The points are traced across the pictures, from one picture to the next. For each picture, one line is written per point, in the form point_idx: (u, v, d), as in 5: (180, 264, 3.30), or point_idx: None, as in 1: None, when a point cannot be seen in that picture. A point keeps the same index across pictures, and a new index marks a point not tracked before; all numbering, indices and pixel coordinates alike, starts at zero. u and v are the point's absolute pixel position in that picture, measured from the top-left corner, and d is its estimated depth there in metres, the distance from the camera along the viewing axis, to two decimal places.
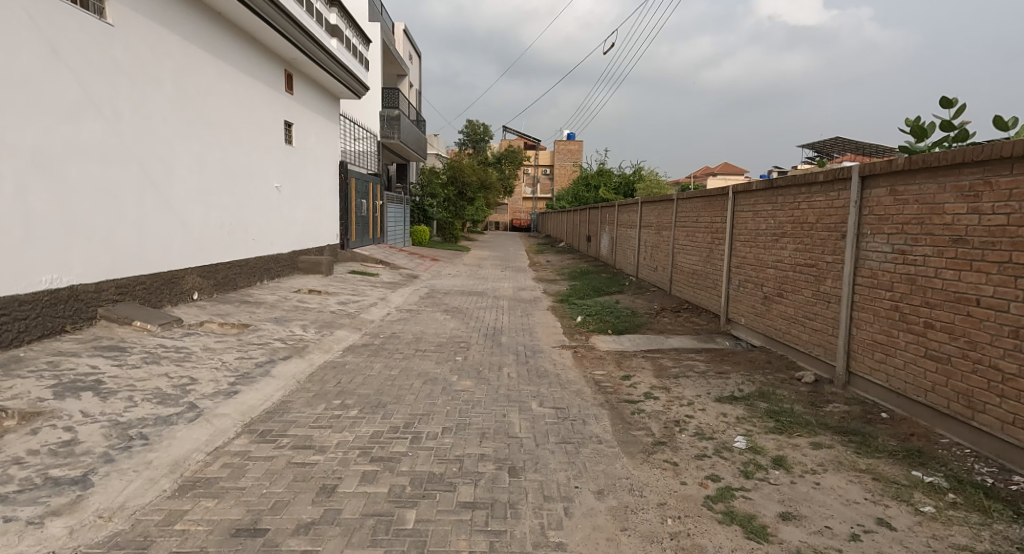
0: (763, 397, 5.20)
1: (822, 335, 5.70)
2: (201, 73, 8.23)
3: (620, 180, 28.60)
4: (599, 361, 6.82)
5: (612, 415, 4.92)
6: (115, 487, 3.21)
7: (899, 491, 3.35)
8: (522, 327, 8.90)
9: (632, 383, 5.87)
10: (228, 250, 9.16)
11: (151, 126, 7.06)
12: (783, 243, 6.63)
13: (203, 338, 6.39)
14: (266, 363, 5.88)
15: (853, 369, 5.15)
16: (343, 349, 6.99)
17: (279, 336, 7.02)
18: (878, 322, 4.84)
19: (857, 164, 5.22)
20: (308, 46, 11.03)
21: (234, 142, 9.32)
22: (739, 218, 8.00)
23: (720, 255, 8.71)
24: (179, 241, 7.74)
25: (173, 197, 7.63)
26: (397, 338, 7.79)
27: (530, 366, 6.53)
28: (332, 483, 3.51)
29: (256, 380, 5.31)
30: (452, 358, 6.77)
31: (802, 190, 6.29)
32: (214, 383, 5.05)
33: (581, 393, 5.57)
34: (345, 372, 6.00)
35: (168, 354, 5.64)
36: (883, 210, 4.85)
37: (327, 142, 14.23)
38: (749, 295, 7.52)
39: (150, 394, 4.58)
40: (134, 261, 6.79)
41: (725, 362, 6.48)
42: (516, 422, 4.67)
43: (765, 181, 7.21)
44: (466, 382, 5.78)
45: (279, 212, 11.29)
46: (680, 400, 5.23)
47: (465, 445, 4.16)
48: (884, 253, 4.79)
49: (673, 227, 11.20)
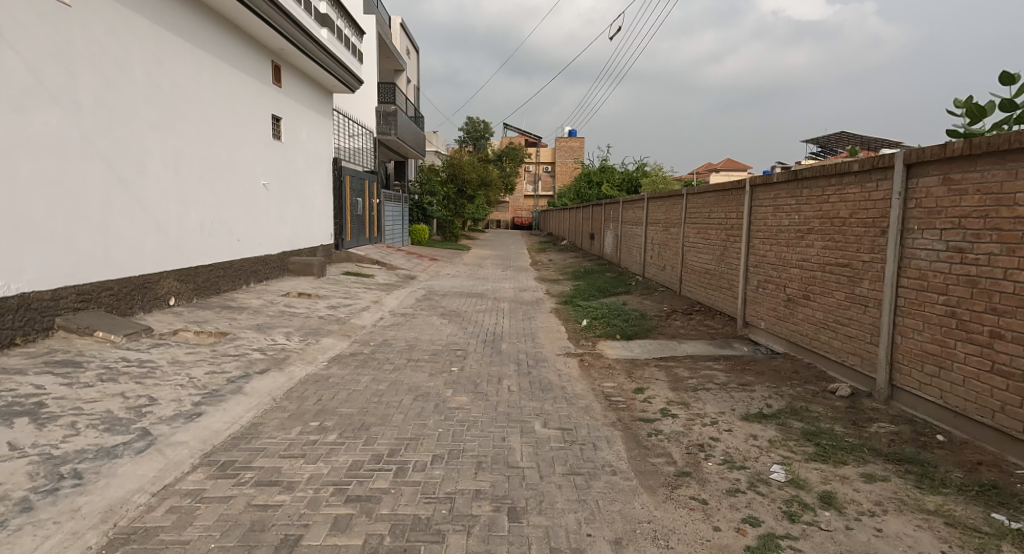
0: (797, 414, 4.61)
1: (858, 342, 5.13)
2: (176, 62, 7.65)
3: (623, 177, 28.05)
4: (608, 372, 6.21)
5: (626, 437, 4.33)
6: (23, 547, 2.63)
7: (983, 544, 2.74)
8: (524, 333, 8.30)
9: (646, 398, 5.27)
10: (209, 252, 8.59)
11: (117, 118, 6.48)
12: (810, 240, 6.04)
13: (173, 350, 5.81)
14: (239, 378, 5.28)
15: (898, 382, 4.58)
16: (328, 360, 6.40)
17: (258, 345, 6.43)
18: (928, 329, 4.26)
19: (900, 150, 4.65)
20: (296, 37, 10.45)
21: (215, 138, 8.74)
22: (757, 214, 7.39)
23: (736, 254, 8.11)
24: (151, 242, 7.16)
25: (146, 196, 7.06)
26: (389, 346, 7.18)
27: (533, 378, 5.94)
28: (296, 533, 2.93)
29: (225, 399, 4.73)
30: (448, 369, 6.18)
31: (832, 181, 5.70)
32: (176, 404, 4.46)
33: (590, 410, 4.98)
34: (328, 387, 5.41)
35: (129, 370, 5.05)
36: (934, 202, 4.25)
37: (320, 139, 13.66)
38: (769, 296, 6.93)
39: (97, 418, 4.01)
40: (99, 266, 6.22)
41: (747, 373, 5.88)
42: (517, 448, 4.09)
43: (787, 172, 6.58)
44: (461, 399, 5.18)
45: (266, 212, 10.72)
46: (702, 419, 4.64)
47: (458, 480, 3.57)
48: (937, 250, 4.20)
49: (683, 224, 10.59)
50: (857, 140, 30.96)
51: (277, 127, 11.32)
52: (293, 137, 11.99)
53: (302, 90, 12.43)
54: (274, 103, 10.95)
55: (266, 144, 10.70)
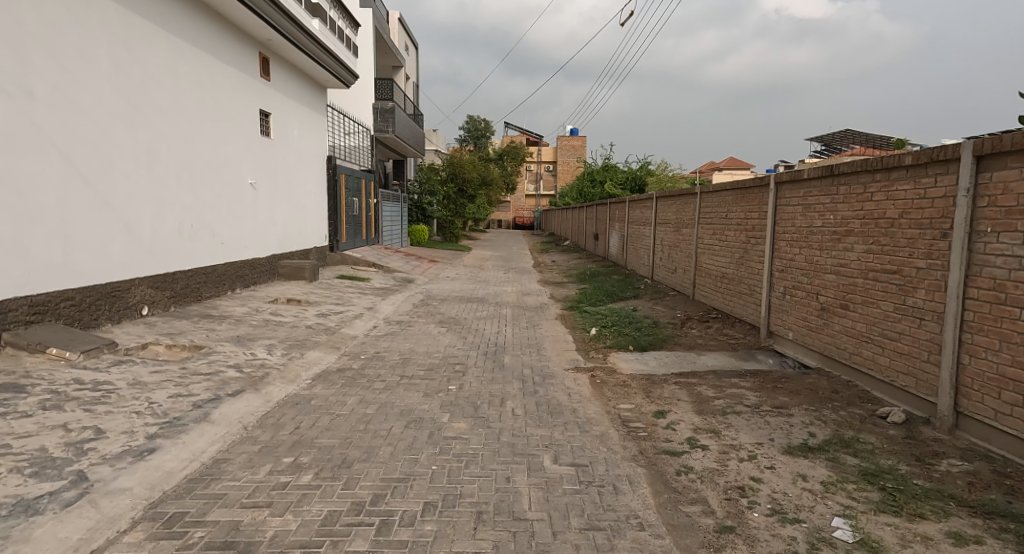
0: (848, 447, 3.97)
1: (910, 360, 4.51)
2: (149, 50, 7.03)
3: (626, 176, 27.25)
4: (622, 391, 5.56)
5: (652, 477, 3.69)
6: None
7: None
8: (528, 343, 7.65)
9: (669, 424, 4.62)
10: (188, 256, 7.95)
11: (78, 110, 5.86)
12: (848, 244, 5.40)
13: (136, 369, 5.16)
14: (207, 403, 4.64)
15: (964, 409, 3.96)
16: (311, 378, 5.76)
17: (235, 362, 5.79)
18: (1006, 349, 3.63)
19: (968, 140, 4.02)
20: (283, 26, 9.79)
21: (195, 133, 8.11)
22: (783, 214, 6.75)
23: (758, 257, 7.46)
24: (121, 247, 6.54)
25: (114, 195, 6.43)
26: (380, 360, 6.54)
27: (540, 398, 5.31)
28: None
29: (187, 430, 4.09)
30: (444, 388, 5.53)
31: (877, 177, 5.06)
32: (126, 438, 3.82)
33: (606, 439, 4.34)
34: (308, 412, 4.77)
35: (79, 395, 4.40)
36: (1014, 199, 3.63)
37: (313, 136, 13.02)
38: (798, 304, 6.30)
39: (26, 460, 3.37)
40: (57, 274, 5.61)
41: (779, 393, 5.24)
42: (525, 493, 3.44)
43: (819, 168, 5.94)
44: (459, 426, 4.54)
45: (253, 213, 10.09)
46: (737, 453, 4.00)
47: (453, 539, 2.95)
48: (1019, 256, 3.57)
49: (695, 224, 9.95)
50: (863, 137, 30.19)
51: (265, 123, 10.71)
52: (284, 134, 11.36)
53: (293, 84, 11.81)
54: (262, 97, 10.34)
55: (254, 141, 10.07)
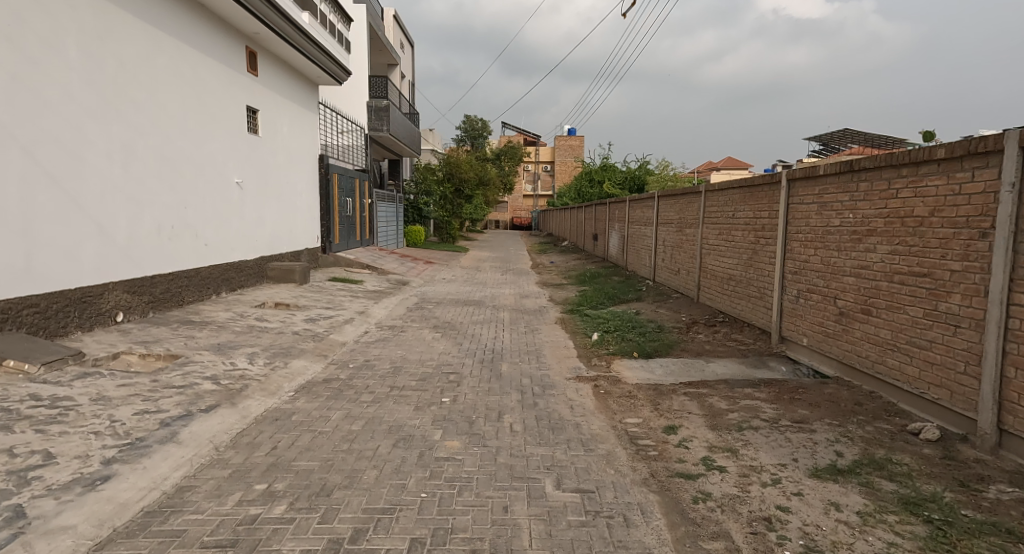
0: (882, 469, 3.59)
1: (943, 371, 4.14)
2: (124, 42, 6.63)
3: (625, 176, 26.79)
4: (628, 403, 5.17)
5: (666, 505, 3.30)
6: None
7: None
8: (527, 350, 7.26)
9: (681, 441, 4.24)
10: (168, 258, 7.54)
11: (43, 103, 5.46)
12: (869, 245, 5.03)
13: (102, 382, 4.76)
14: (176, 420, 4.24)
15: (1008, 427, 3.60)
16: (294, 390, 5.35)
17: (212, 373, 5.38)
18: None
19: (1013, 130, 3.65)
20: (271, 19, 9.39)
21: (176, 129, 7.70)
22: (796, 213, 6.37)
23: (767, 258, 7.10)
24: (91, 249, 6.13)
25: (85, 195, 6.02)
26: (370, 370, 6.13)
27: (540, 412, 4.90)
28: None
29: (149, 452, 3.69)
30: (437, 401, 5.13)
31: (902, 173, 4.68)
32: (78, 463, 3.43)
33: (613, 460, 3.95)
34: (287, 430, 4.36)
35: (34, 413, 4.01)
36: None
37: (304, 134, 12.60)
38: (813, 309, 5.92)
39: None
40: (19, 279, 5.21)
41: (798, 405, 4.86)
42: (525, 527, 3.05)
43: (836, 164, 5.57)
44: (452, 445, 4.15)
45: (240, 213, 9.68)
46: (759, 477, 3.61)
47: None
48: None
49: (700, 224, 9.58)
50: (863, 136, 29.76)
51: (253, 121, 10.30)
52: (272, 132, 10.96)
53: (282, 80, 11.41)
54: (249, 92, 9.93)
55: (240, 138, 9.66)
